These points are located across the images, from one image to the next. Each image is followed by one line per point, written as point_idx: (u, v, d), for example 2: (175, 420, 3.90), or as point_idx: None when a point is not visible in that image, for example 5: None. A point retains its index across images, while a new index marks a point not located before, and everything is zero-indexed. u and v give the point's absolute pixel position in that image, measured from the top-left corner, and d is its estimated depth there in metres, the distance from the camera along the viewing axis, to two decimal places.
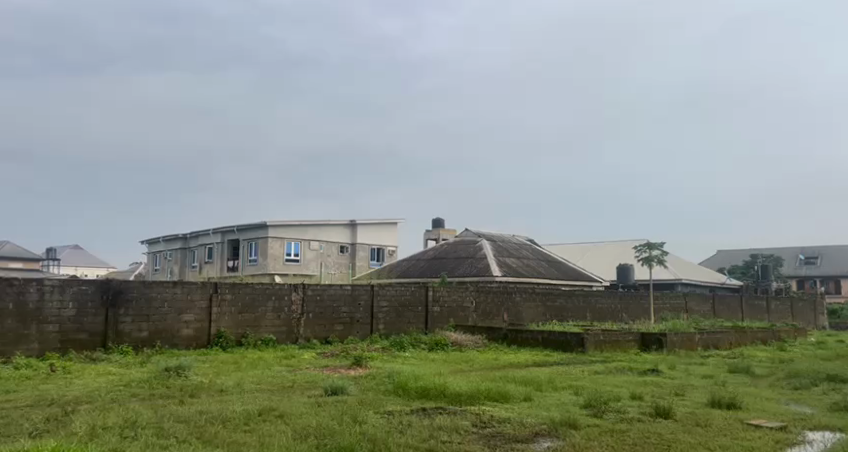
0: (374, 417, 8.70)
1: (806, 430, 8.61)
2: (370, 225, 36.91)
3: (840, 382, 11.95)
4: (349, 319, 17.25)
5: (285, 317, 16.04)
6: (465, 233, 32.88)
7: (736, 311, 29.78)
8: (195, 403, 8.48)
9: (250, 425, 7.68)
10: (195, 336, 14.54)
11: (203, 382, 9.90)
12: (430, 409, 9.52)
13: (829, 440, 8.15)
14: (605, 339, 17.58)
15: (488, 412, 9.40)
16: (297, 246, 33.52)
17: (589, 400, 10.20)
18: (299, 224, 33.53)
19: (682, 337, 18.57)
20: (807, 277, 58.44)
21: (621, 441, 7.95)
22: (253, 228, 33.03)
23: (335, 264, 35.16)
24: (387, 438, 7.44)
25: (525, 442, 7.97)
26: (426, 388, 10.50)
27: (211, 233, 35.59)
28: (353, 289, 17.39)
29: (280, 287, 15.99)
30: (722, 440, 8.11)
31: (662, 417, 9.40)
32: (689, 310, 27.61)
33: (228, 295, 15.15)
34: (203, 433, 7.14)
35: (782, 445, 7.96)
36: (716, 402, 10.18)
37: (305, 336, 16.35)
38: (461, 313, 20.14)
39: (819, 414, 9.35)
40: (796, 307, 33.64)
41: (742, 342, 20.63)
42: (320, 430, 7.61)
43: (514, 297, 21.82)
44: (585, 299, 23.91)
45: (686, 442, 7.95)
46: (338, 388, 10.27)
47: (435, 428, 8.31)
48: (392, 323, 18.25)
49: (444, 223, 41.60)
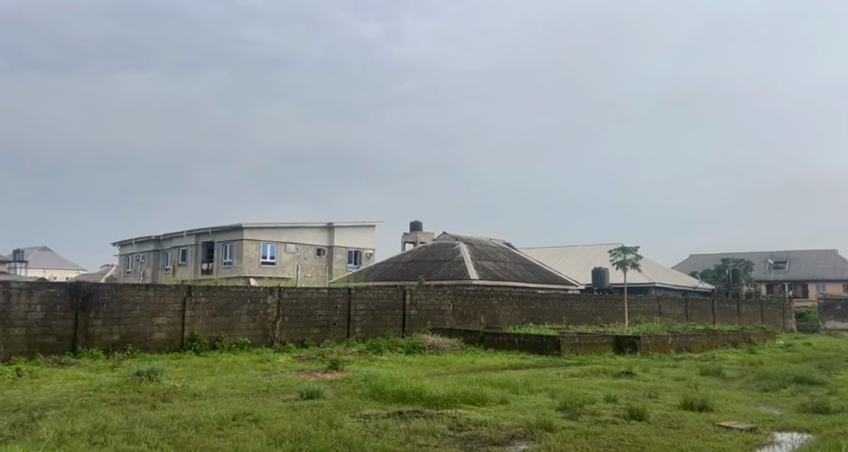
0: (350, 420, 8.70)
1: (776, 431, 8.74)
2: (347, 227, 36.85)
3: (807, 384, 12.17)
4: (326, 323, 17.21)
5: (260, 320, 15.96)
6: (442, 236, 32.92)
7: (707, 315, 30.17)
8: (168, 408, 8.42)
9: (224, 430, 7.64)
10: (168, 340, 14.42)
11: (175, 387, 9.81)
12: (406, 413, 9.52)
13: (797, 441, 8.30)
14: (580, 341, 17.70)
15: (465, 415, 9.43)
16: (273, 248, 33.36)
17: (564, 403, 10.30)
18: (275, 226, 33.37)
19: (656, 340, 18.76)
20: (776, 281, 59.25)
21: (597, 444, 8.03)
22: (228, 230, 32.80)
23: (311, 267, 35.03)
24: (363, 442, 7.45)
25: (501, 444, 8.02)
26: (403, 391, 10.52)
27: (185, 235, 35.26)
28: (330, 292, 17.35)
29: (255, 290, 15.91)
30: (694, 441, 8.23)
31: (635, 418, 9.52)
32: (662, 313, 27.92)
33: (202, 299, 15.02)
34: (175, 438, 7.10)
35: (752, 446, 8.08)
36: (688, 403, 10.31)
37: (281, 339, 16.28)
38: (438, 316, 20.18)
39: (788, 415, 9.52)
40: (766, 310, 34.14)
41: (714, 345, 20.88)
42: (297, 434, 7.60)
43: (492, 300, 21.91)
44: (561, 303, 24.07)
45: (659, 444, 8.05)
46: (314, 392, 10.26)
47: (412, 431, 8.33)
48: (369, 326, 18.24)
49: (422, 226, 41.63)
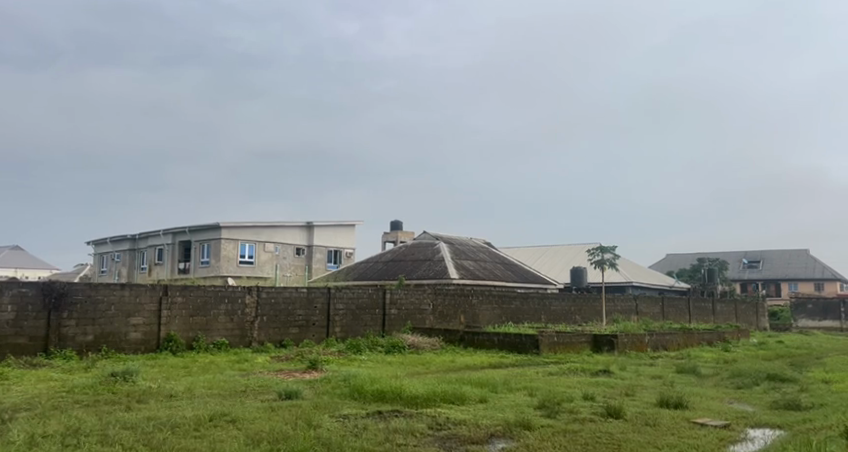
0: (329, 420, 8.71)
1: (749, 428, 8.87)
2: (327, 226, 36.75)
3: (780, 381, 12.36)
4: (305, 322, 17.18)
5: (237, 320, 15.89)
6: (422, 236, 32.97)
7: (683, 313, 30.48)
8: (143, 409, 8.37)
9: (200, 431, 7.61)
10: (144, 340, 14.32)
11: (151, 387, 9.73)
12: (386, 412, 9.53)
13: (769, 437, 8.43)
14: (559, 340, 17.85)
15: (444, 415, 9.47)
16: (251, 248, 33.20)
17: (542, 401, 10.37)
18: (254, 225, 33.21)
19: (633, 339, 18.94)
20: (750, 280, 60.00)
21: (574, 441, 8.10)
22: (205, 229, 32.59)
23: (291, 266, 34.90)
24: (342, 442, 7.46)
25: (479, 443, 8.07)
26: (383, 391, 10.53)
27: (162, 234, 34.98)
28: (309, 292, 17.33)
29: (233, 290, 15.85)
30: (669, 438, 8.32)
31: (613, 416, 9.61)
32: (639, 312, 28.16)
33: (179, 298, 14.93)
34: (150, 440, 7.06)
35: (726, 442, 8.20)
36: (664, 401, 10.43)
37: (259, 339, 16.23)
38: (418, 315, 20.21)
39: (760, 412, 9.67)
40: (740, 309, 34.57)
41: (689, 343, 21.12)
42: (275, 435, 7.59)
43: (472, 299, 21.98)
44: (540, 302, 24.21)
45: (636, 441, 8.14)
46: (293, 392, 10.24)
47: (391, 431, 8.35)
48: (349, 325, 18.22)
49: (402, 225, 41.62)
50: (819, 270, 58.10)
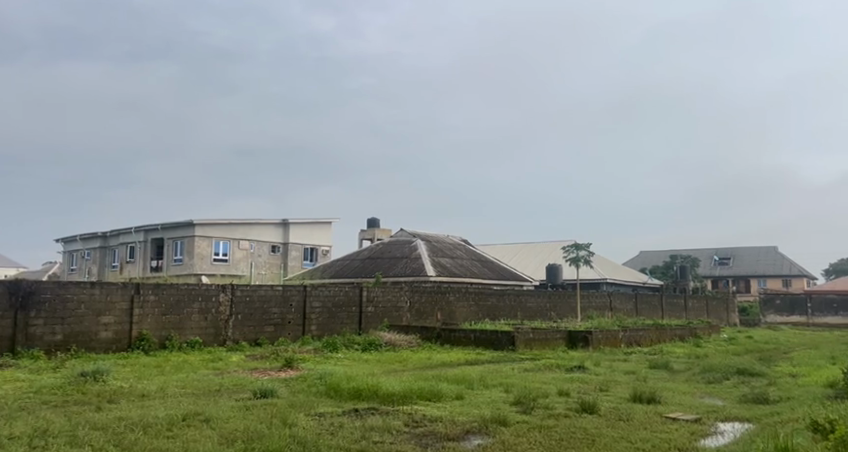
0: (305, 419, 8.70)
1: (719, 422, 9.01)
2: (303, 224, 36.61)
3: (749, 375, 12.58)
4: (281, 321, 17.10)
5: (211, 319, 15.79)
6: (399, 233, 32.98)
7: (656, 309, 30.80)
8: (114, 409, 8.29)
9: (173, 431, 7.56)
10: (115, 339, 14.16)
11: (122, 387, 9.64)
12: (362, 410, 9.54)
13: (738, 431, 8.57)
14: (534, 337, 17.98)
15: (420, 412, 9.49)
16: (225, 245, 32.98)
17: (518, 397, 10.42)
18: (228, 223, 32.99)
19: (607, 335, 19.14)
20: (721, 276, 60.89)
21: (549, 437, 8.16)
22: (178, 227, 32.29)
23: (266, 264, 34.73)
24: (317, 440, 7.44)
25: (456, 440, 8.10)
26: (359, 388, 10.52)
27: (133, 231, 34.61)
28: (285, 290, 17.26)
29: (207, 288, 15.74)
30: (642, 433, 8.42)
31: (587, 411, 9.70)
32: (613, 308, 28.43)
33: (151, 296, 14.80)
34: (122, 440, 7.00)
35: (697, 436, 8.32)
36: (637, 396, 10.55)
37: (233, 338, 16.13)
38: (395, 313, 20.23)
39: (730, 406, 9.82)
40: (711, 305, 35.03)
41: (662, 339, 21.40)
42: (249, 434, 7.56)
43: (449, 296, 22.05)
44: (516, 299, 24.35)
45: (609, 436, 8.23)
46: (268, 391, 10.20)
47: (367, 428, 8.35)
48: (325, 324, 18.17)
49: (379, 223, 41.58)
50: (787, 267, 59.06)
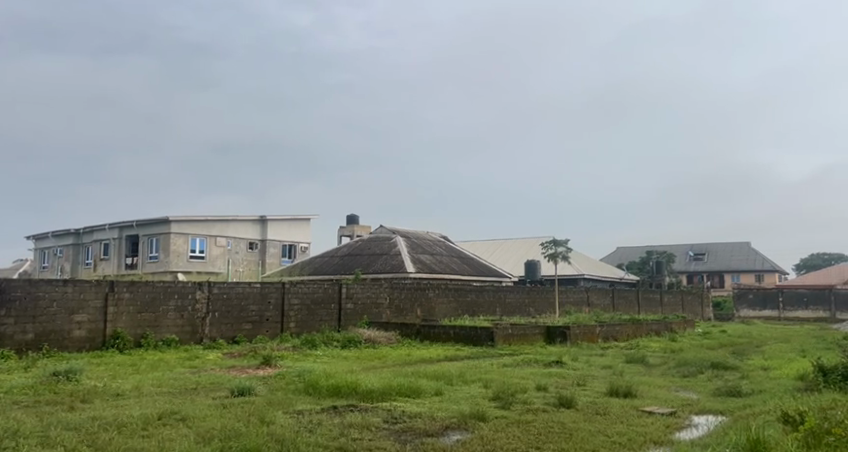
0: (283, 417, 8.66)
1: (693, 415, 9.12)
2: (281, 220, 36.45)
3: (723, 369, 12.75)
4: (259, 318, 17.02)
5: (188, 316, 15.67)
6: (379, 230, 32.95)
7: (632, 305, 31.08)
8: (87, 409, 8.20)
9: (148, 430, 7.51)
10: (89, 337, 14.01)
11: (96, 386, 9.56)
12: (341, 407, 9.52)
13: (712, 424, 8.68)
14: (513, 332, 18.06)
15: (400, 408, 9.50)
16: (202, 242, 32.74)
17: (497, 393, 10.46)
18: (205, 219, 32.73)
19: (584, 330, 19.28)
20: (695, 272, 61.65)
21: (527, 432, 8.20)
22: (153, 223, 31.99)
23: (243, 261, 34.56)
24: (295, 439, 7.41)
25: (435, 436, 8.13)
26: (338, 385, 10.51)
27: (107, 228, 34.22)
28: (263, 287, 17.18)
29: (183, 285, 15.63)
30: (619, 426, 8.49)
31: (564, 406, 9.77)
32: (590, 304, 28.64)
33: (126, 294, 14.66)
34: (95, 440, 6.94)
35: (672, 429, 8.41)
36: (614, 390, 10.63)
37: (211, 335, 16.03)
38: (375, 309, 20.24)
39: (705, 399, 9.94)
40: (686, 300, 35.43)
41: (638, 334, 21.61)
42: (226, 432, 7.54)
43: (428, 292, 22.08)
44: (496, 294, 24.44)
45: (586, 430, 8.29)
46: (246, 388, 10.14)
47: (345, 426, 8.34)
48: (304, 321, 18.10)
49: (358, 219, 41.51)
50: (759, 262, 59.86)
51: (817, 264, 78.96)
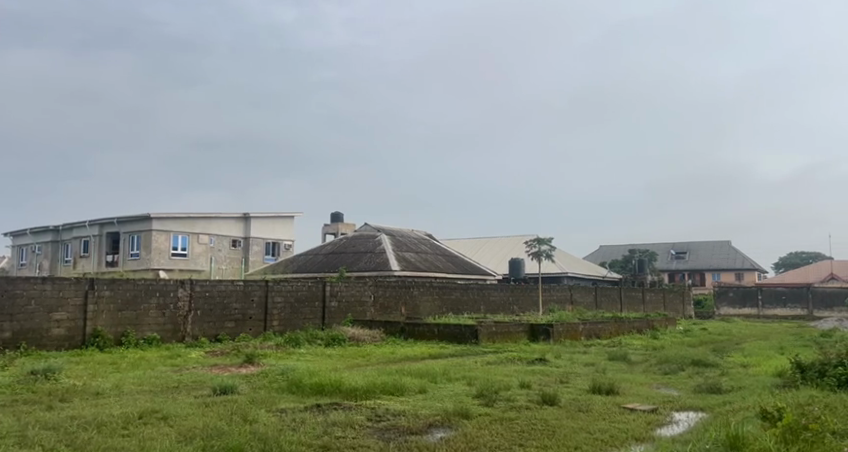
0: (266, 415, 8.63)
1: (674, 411, 9.18)
2: (265, 218, 36.30)
3: (703, 366, 12.86)
4: (241, 316, 16.94)
5: (170, 314, 15.57)
6: (363, 228, 32.90)
7: (615, 302, 31.25)
8: (66, 409, 8.12)
9: (128, 429, 7.46)
10: (68, 336, 13.87)
11: (75, 385, 9.49)
12: (324, 406, 9.50)
13: (692, 420, 8.74)
14: (497, 330, 18.11)
15: (384, 406, 9.49)
16: (184, 240, 32.51)
17: (481, 390, 10.49)
18: (187, 217, 32.50)
19: (567, 328, 19.38)
20: (677, 270, 62.12)
21: (510, 429, 8.24)
22: (135, 221, 31.74)
23: (226, 259, 34.39)
24: (279, 437, 7.39)
25: (419, 433, 8.14)
26: (322, 384, 10.49)
27: (87, 225, 33.89)
28: (246, 285, 17.11)
29: (164, 283, 15.52)
30: (601, 423, 8.55)
31: (547, 403, 9.82)
32: (574, 301, 28.79)
33: (106, 292, 14.56)
34: (74, 440, 6.87)
35: (652, 426, 8.47)
36: (596, 387, 10.69)
37: (193, 334, 15.93)
38: (358, 307, 20.22)
39: (686, 396, 10.02)
40: (668, 298, 35.67)
41: (620, 331, 21.74)
42: (208, 431, 7.49)
43: (412, 290, 22.09)
44: (480, 292, 24.51)
45: (569, 427, 8.34)
46: (228, 387, 10.10)
47: (329, 424, 8.33)
48: (288, 318, 18.05)
49: (342, 217, 41.42)
50: (740, 260, 60.43)
51: (796, 262, 79.86)
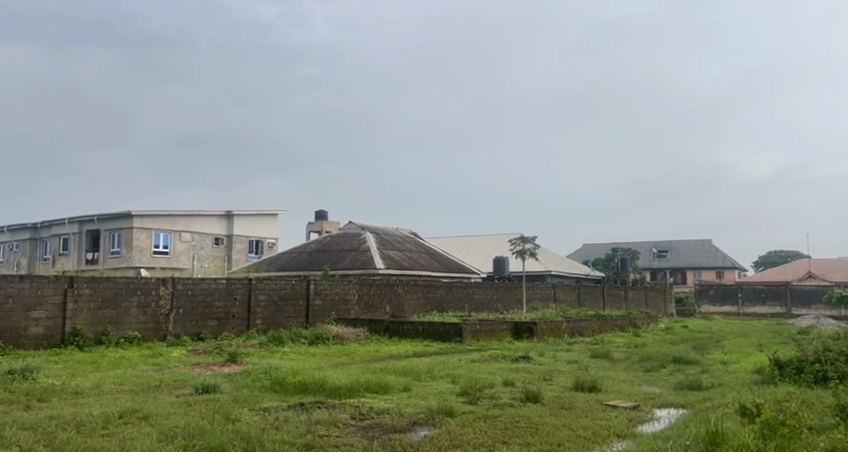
0: (249, 414, 8.60)
1: (655, 408, 9.23)
2: (248, 216, 36.13)
3: (684, 363, 12.95)
4: (224, 315, 16.86)
5: (151, 313, 15.47)
6: (348, 226, 32.84)
7: (598, 300, 31.41)
8: (44, 408, 8.04)
9: (108, 429, 7.39)
10: (47, 335, 13.74)
11: (54, 385, 9.40)
12: (308, 404, 9.47)
13: (673, 417, 8.81)
14: (482, 328, 18.16)
15: (368, 405, 9.47)
16: (166, 237, 32.29)
17: (464, 388, 10.51)
18: (168, 214, 32.28)
19: (551, 326, 19.46)
20: (659, 268, 62.56)
21: (494, 427, 8.25)
22: (116, 218, 31.49)
23: (208, 257, 34.18)
24: (262, 436, 7.36)
25: (403, 431, 8.14)
26: (305, 382, 10.46)
27: (67, 223, 33.57)
28: (229, 283, 17.03)
29: (146, 281, 15.42)
30: (583, 420, 8.58)
31: (531, 401, 9.85)
32: (557, 299, 28.91)
33: (86, 290, 14.42)
34: (52, 440, 6.81)
35: (634, 423, 8.51)
36: (579, 385, 10.73)
37: (175, 333, 15.83)
38: (343, 306, 20.17)
39: (667, 393, 10.08)
40: (650, 296, 35.90)
41: (603, 329, 21.87)
42: (190, 430, 7.43)
43: (397, 289, 22.08)
44: (464, 291, 24.55)
45: (552, 424, 8.36)
46: (211, 386, 10.03)
47: (313, 422, 8.30)
48: (272, 317, 17.99)
49: (327, 215, 41.31)
50: (720, 259, 60.91)
51: (775, 261, 80.69)
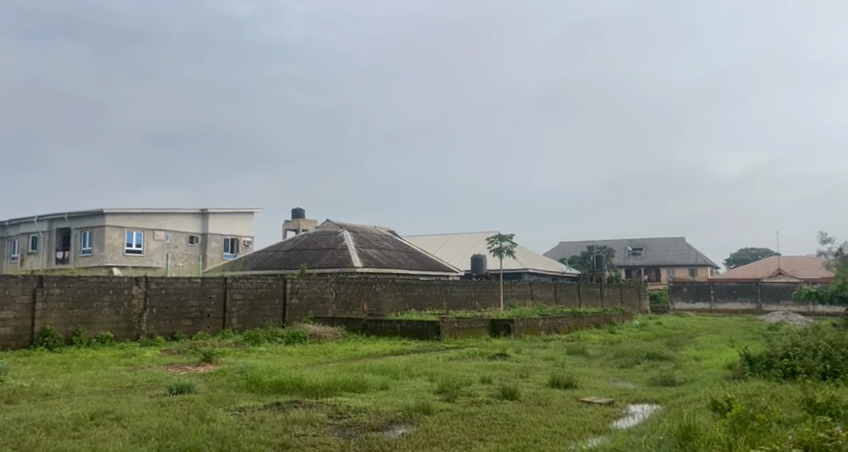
0: (224, 414, 8.52)
1: (630, 404, 9.30)
2: (223, 215, 35.84)
3: (658, 359, 13.07)
4: (199, 314, 16.70)
5: (123, 312, 15.28)
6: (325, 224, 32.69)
7: (574, 298, 31.58)
8: (13, 410, 7.91)
9: (79, 430, 7.29)
10: (15, 335, 13.52)
11: (23, 386, 9.25)
12: (285, 403, 9.43)
13: (648, 412, 8.88)
14: (459, 326, 18.19)
15: (345, 403, 9.43)
16: (139, 236, 31.94)
17: (442, 386, 10.50)
18: (141, 212, 31.92)
19: (528, 323, 19.53)
20: (634, 266, 63.10)
21: (471, 424, 8.25)
22: (88, 216, 31.09)
23: (183, 255, 33.84)
24: (237, 436, 7.30)
25: (380, 430, 8.11)
26: (281, 382, 10.39)
27: (36, 221, 33.05)
28: (204, 282, 16.86)
29: (118, 281, 15.23)
30: (559, 417, 8.62)
31: (508, 398, 9.87)
32: (534, 297, 29.04)
33: (56, 290, 14.21)
34: (21, 443, 6.70)
35: (609, 418, 8.56)
36: (555, 381, 10.79)
37: (148, 332, 15.67)
38: (320, 304, 20.08)
39: (641, 388, 10.16)
40: (625, 293, 36.18)
41: (579, 326, 22.04)
42: (163, 431, 7.35)
43: (375, 287, 22.03)
44: (442, 289, 24.55)
45: (528, 421, 8.38)
46: (185, 386, 9.92)
47: (289, 422, 8.26)
48: (247, 316, 17.86)
49: (303, 213, 41.09)
50: (693, 257, 61.58)
51: (746, 259, 81.86)
